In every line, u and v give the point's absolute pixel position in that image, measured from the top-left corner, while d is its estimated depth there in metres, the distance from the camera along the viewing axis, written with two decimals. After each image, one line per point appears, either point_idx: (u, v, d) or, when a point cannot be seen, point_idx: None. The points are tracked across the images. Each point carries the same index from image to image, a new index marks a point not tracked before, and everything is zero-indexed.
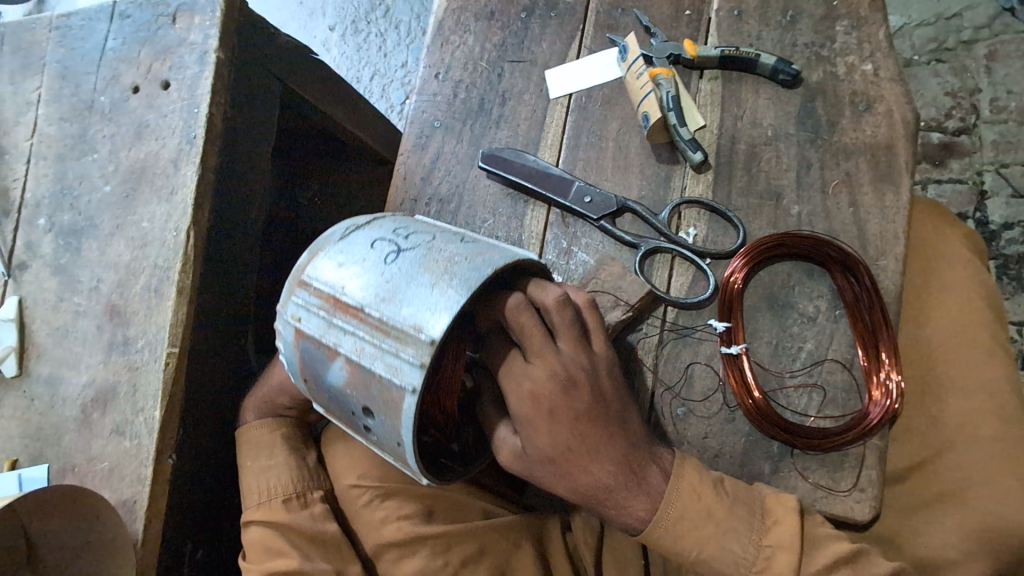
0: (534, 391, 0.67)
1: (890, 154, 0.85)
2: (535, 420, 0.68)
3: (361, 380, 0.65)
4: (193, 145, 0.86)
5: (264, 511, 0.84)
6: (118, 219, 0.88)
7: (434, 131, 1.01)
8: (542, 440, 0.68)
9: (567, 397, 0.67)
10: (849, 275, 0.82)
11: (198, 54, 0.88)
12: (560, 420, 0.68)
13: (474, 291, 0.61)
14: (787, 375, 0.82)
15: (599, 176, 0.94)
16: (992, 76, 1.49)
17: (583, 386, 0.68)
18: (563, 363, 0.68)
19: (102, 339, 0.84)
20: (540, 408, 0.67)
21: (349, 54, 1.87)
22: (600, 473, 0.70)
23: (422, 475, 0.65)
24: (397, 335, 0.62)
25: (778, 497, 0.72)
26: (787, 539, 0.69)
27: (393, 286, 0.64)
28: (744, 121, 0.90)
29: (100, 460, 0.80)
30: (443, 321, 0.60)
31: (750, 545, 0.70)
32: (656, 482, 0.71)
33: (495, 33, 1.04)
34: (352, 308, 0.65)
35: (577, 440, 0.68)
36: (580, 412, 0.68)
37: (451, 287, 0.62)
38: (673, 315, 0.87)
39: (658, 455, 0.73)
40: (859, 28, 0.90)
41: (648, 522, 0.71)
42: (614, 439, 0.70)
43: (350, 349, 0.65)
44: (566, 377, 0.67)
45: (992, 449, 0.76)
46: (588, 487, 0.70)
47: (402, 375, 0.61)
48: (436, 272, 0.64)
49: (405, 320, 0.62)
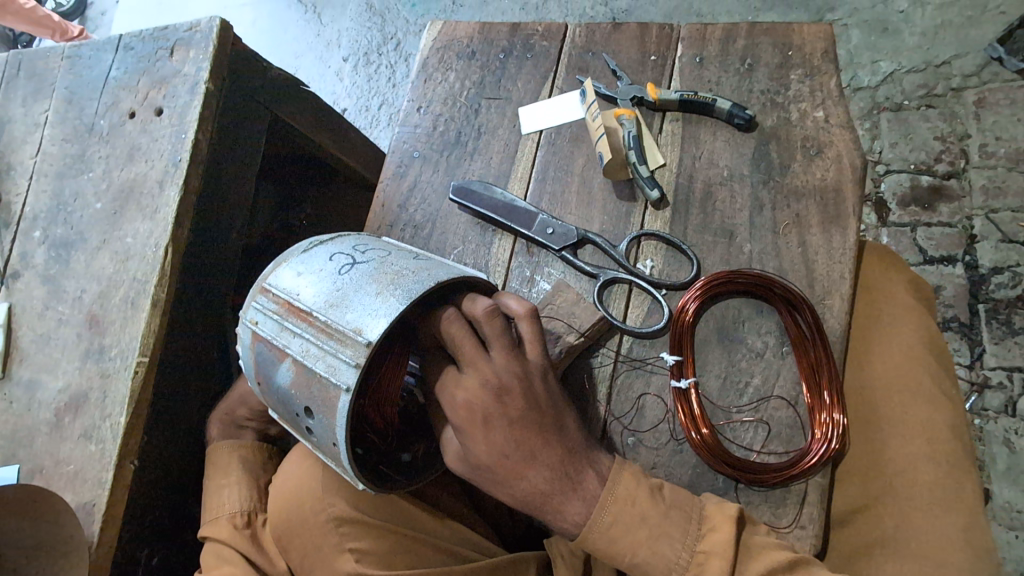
0: (468, 400, 0.67)
1: (839, 196, 0.88)
2: (470, 427, 0.67)
3: (304, 380, 0.67)
4: (178, 168, 0.92)
5: (214, 527, 0.83)
6: (105, 234, 0.94)
7: (413, 161, 1.06)
8: (479, 448, 0.68)
9: (500, 405, 0.67)
10: (791, 309, 0.84)
11: (190, 85, 0.95)
12: (495, 428, 0.67)
13: (414, 300, 0.65)
14: (734, 410, 0.83)
15: (563, 209, 0.98)
16: (980, 123, 1.51)
17: (516, 392, 0.67)
18: (495, 372, 0.67)
19: (80, 346, 0.89)
20: (474, 416, 0.67)
21: (360, 84, 1.96)
22: (535, 478, 0.69)
23: (357, 476, 0.66)
24: (339, 337, 0.65)
25: (718, 506, 0.70)
26: (721, 547, 0.67)
27: (342, 293, 0.68)
28: (702, 160, 0.94)
29: (66, 463, 0.84)
30: (382, 325, 0.63)
31: (684, 550, 0.68)
32: (592, 486, 0.70)
33: (474, 71, 1.11)
34: (303, 311, 0.68)
35: (513, 447, 0.68)
36: (513, 419, 0.67)
37: (393, 297, 0.65)
38: (627, 346, 0.89)
39: (595, 459, 0.72)
40: (813, 76, 0.95)
41: (582, 527, 0.70)
42: (550, 444, 0.69)
43: (297, 350, 0.68)
44: (498, 387, 0.67)
45: (929, 493, 0.77)
46: (524, 493, 0.69)
47: (340, 374, 0.64)
48: (382, 283, 0.67)
49: (348, 324, 0.65)
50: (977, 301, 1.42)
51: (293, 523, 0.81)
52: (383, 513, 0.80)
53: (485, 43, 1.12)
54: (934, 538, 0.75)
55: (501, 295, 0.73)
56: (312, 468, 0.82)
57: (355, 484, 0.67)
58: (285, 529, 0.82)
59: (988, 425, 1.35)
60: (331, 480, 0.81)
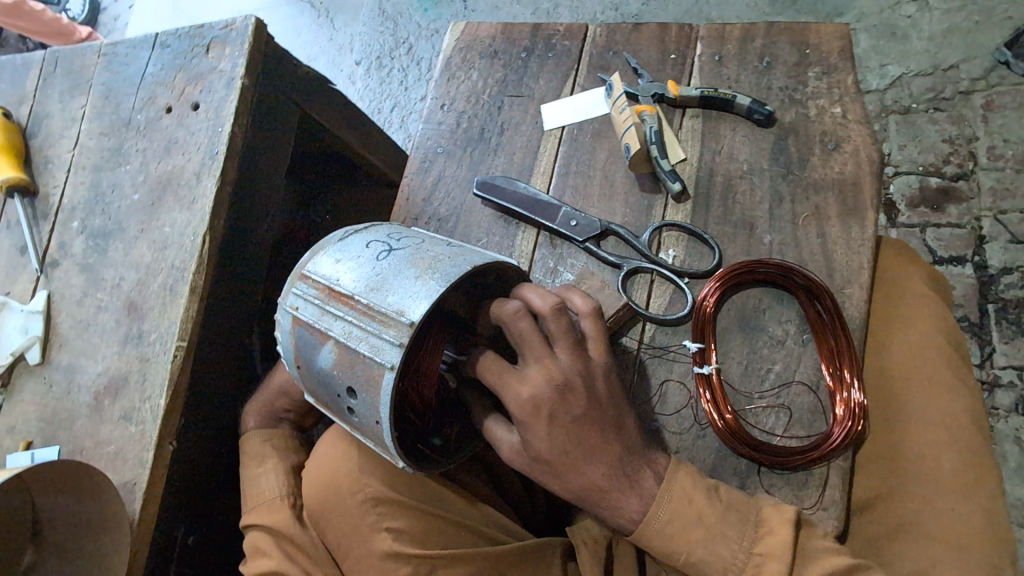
0: (533, 396, 0.69)
1: (856, 189, 0.91)
2: (534, 422, 0.69)
3: (346, 361, 0.69)
4: (215, 160, 0.95)
5: (257, 515, 0.87)
6: (143, 224, 0.97)
7: (437, 156, 1.09)
8: (540, 443, 0.70)
9: (563, 400, 0.69)
10: (812, 298, 0.86)
11: (226, 81, 0.98)
12: (559, 424, 0.70)
13: (453, 282, 0.67)
14: (756, 396, 0.85)
15: (586, 202, 1.01)
16: (988, 126, 1.54)
17: (579, 390, 0.70)
18: (561, 368, 0.70)
19: (119, 331, 0.92)
20: (540, 412, 0.69)
21: (373, 87, 2.00)
22: (593, 474, 0.71)
23: (398, 454, 0.68)
24: (381, 318, 0.67)
25: (776, 508, 0.71)
26: (778, 549, 0.69)
27: (382, 278, 0.70)
28: (722, 155, 0.97)
29: (107, 444, 0.86)
30: (424, 306, 0.66)
31: (740, 551, 0.70)
32: (649, 485, 0.73)
33: (497, 70, 1.14)
34: (344, 296, 0.71)
35: (574, 444, 0.70)
36: (577, 416, 0.70)
37: (432, 280, 0.68)
38: (650, 334, 0.91)
39: (652, 459, 0.74)
40: (830, 74, 0.98)
41: (639, 523, 0.73)
42: (609, 443, 0.71)
43: (339, 332, 0.70)
44: (562, 383, 0.69)
45: (950, 481, 0.79)
46: (580, 489, 0.72)
47: (383, 353, 0.66)
48: (421, 267, 0.70)
49: (390, 306, 0.67)
50: (986, 301, 1.44)
51: (330, 504, 0.84)
52: (418, 495, 0.82)
53: (507, 43, 1.15)
54: (957, 521, 0.77)
55: (566, 293, 0.78)
56: (347, 451, 0.85)
57: (395, 463, 0.70)
58: (322, 509, 0.85)
59: (1000, 423, 1.37)
60: (367, 461, 0.83)
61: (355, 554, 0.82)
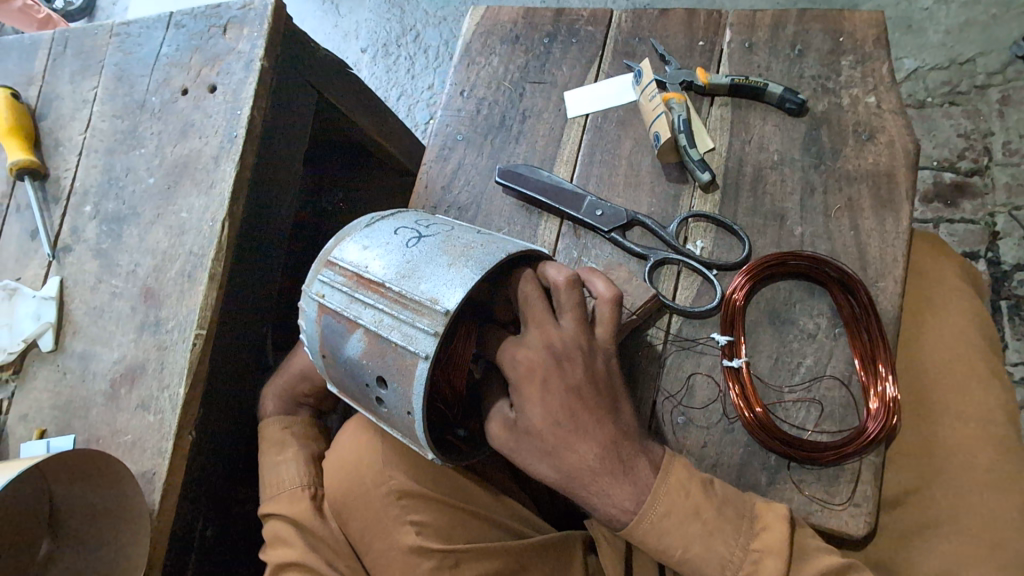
0: (528, 360, 0.69)
1: (891, 181, 0.89)
2: (527, 385, 0.69)
3: (377, 350, 0.67)
4: (234, 144, 0.93)
5: (277, 504, 0.86)
6: (159, 208, 0.94)
7: (457, 143, 1.07)
8: (534, 411, 0.69)
9: (558, 368, 0.69)
10: (846, 291, 0.85)
11: (245, 62, 0.96)
12: (552, 393, 0.69)
13: (489, 270, 0.66)
14: (786, 390, 0.84)
15: (611, 191, 0.99)
16: (1005, 121, 1.52)
17: (575, 359, 0.69)
18: (562, 337, 0.70)
19: (135, 319, 0.90)
20: (534, 375, 0.69)
21: (379, 75, 1.97)
22: (586, 453, 0.69)
23: (429, 445, 0.67)
24: (414, 306, 0.65)
25: (768, 504, 0.71)
26: (775, 544, 0.68)
27: (413, 265, 0.68)
28: (751, 145, 0.95)
29: (124, 433, 0.84)
30: (459, 294, 0.64)
31: (738, 547, 0.69)
32: (644, 473, 0.70)
33: (518, 56, 1.11)
34: (373, 283, 0.69)
35: (568, 416, 0.69)
36: (571, 387, 0.69)
37: (466, 267, 0.66)
38: (677, 326, 0.89)
39: (647, 448, 0.73)
40: (863, 63, 0.96)
41: (632, 515, 0.70)
42: (603, 422, 0.70)
43: (369, 321, 0.68)
44: (561, 351, 0.69)
45: (985, 478, 0.78)
46: (571, 468, 0.69)
47: (416, 342, 0.64)
48: (454, 254, 0.68)
49: (423, 294, 0.65)
50: (1000, 298, 1.43)
51: (351, 496, 0.83)
52: (441, 488, 0.81)
53: (528, 28, 1.13)
54: (988, 514, 0.76)
55: (588, 276, 0.76)
56: (369, 442, 0.83)
57: (425, 454, 0.69)
58: (344, 501, 0.83)
59: None
60: (391, 453, 0.82)
61: (377, 547, 0.81)
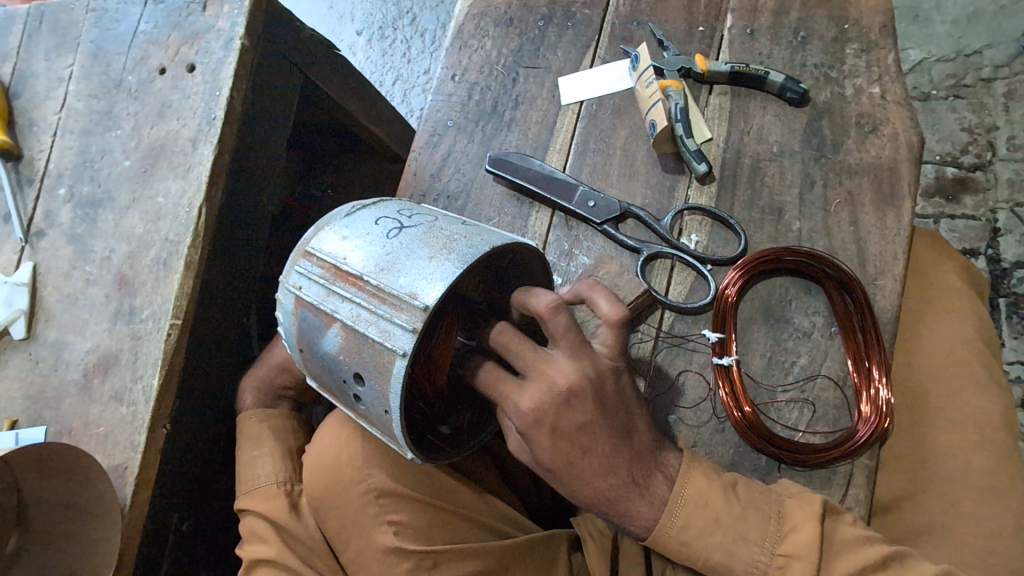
0: (534, 408, 0.63)
1: (893, 175, 0.86)
2: (537, 433, 0.64)
3: (354, 346, 0.65)
4: (212, 126, 0.89)
5: (252, 500, 0.83)
6: (135, 193, 0.91)
7: (447, 130, 1.03)
8: (544, 452, 0.65)
9: (568, 407, 0.64)
10: (842, 290, 0.82)
11: (224, 41, 0.92)
12: (564, 435, 0.64)
13: (470, 264, 0.63)
14: (779, 390, 0.82)
15: (604, 182, 0.96)
16: (1010, 115, 1.49)
17: (584, 396, 0.64)
18: (563, 373, 0.63)
19: (109, 307, 0.87)
20: (543, 424, 0.63)
21: (375, 58, 1.91)
22: (602, 485, 0.67)
23: (407, 445, 0.64)
24: (392, 301, 0.62)
25: (799, 501, 0.68)
26: (802, 548, 0.65)
27: (392, 257, 0.65)
28: (750, 136, 0.92)
29: (97, 425, 0.82)
30: (439, 289, 0.61)
31: (762, 553, 0.66)
32: (661, 490, 0.69)
33: (512, 39, 1.07)
34: (351, 276, 0.66)
35: (579, 454, 0.65)
36: (582, 425, 0.64)
37: (447, 261, 0.63)
38: (669, 322, 0.86)
39: (663, 463, 0.70)
40: (868, 51, 0.92)
41: (652, 531, 0.69)
42: (618, 451, 0.66)
43: (346, 315, 0.65)
44: (566, 391, 0.63)
45: (981, 483, 0.76)
46: (589, 499, 0.67)
47: (394, 339, 0.61)
48: (435, 247, 0.65)
49: (402, 288, 0.62)
50: (998, 295, 1.41)
51: (329, 492, 0.80)
52: (423, 485, 0.79)
53: (523, 10, 1.08)
54: (984, 521, 0.74)
55: (589, 293, 0.68)
56: (349, 439, 0.81)
57: (404, 454, 0.66)
58: (322, 500, 0.81)
59: None
60: (372, 450, 0.80)
61: (355, 545, 0.79)
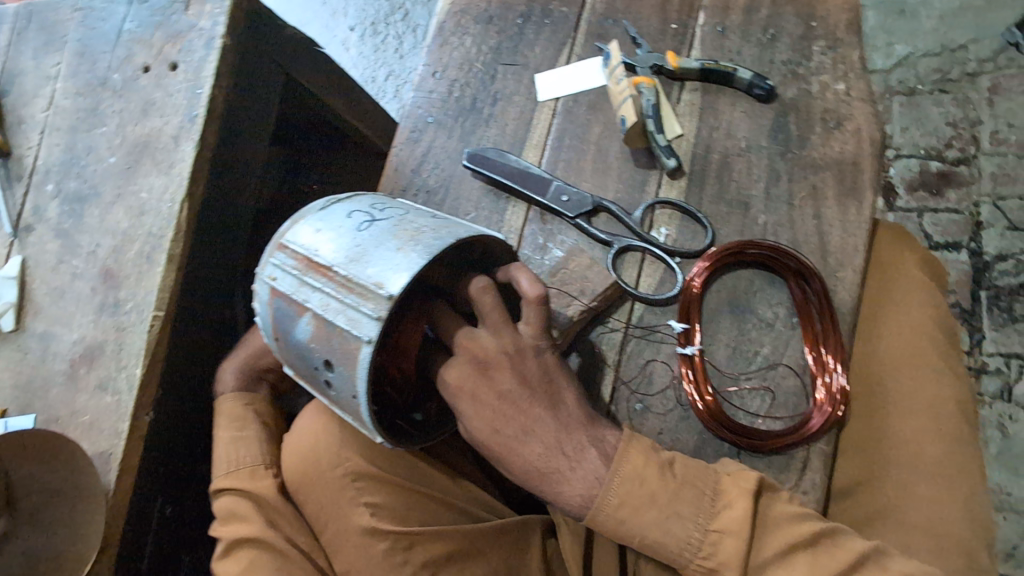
0: (456, 377, 0.72)
1: (856, 170, 0.89)
2: (460, 401, 0.72)
3: (324, 334, 0.67)
4: (194, 124, 0.91)
5: (234, 480, 0.84)
6: (120, 188, 0.93)
7: (428, 126, 1.05)
8: (471, 421, 0.72)
9: (488, 378, 0.71)
10: (801, 280, 0.85)
11: (206, 40, 0.94)
12: (483, 402, 0.71)
13: (435, 255, 0.65)
14: (742, 377, 0.84)
15: (577, 177, 0.98)
16: (993, 109, 1.50)
17: (503, 366, 0.71)
18: (483, 347, 0.72)
19: (95, 300, 0.89)
20: (464, 391, 0.72)
21: (367, 54, 1.93)
22: (530, 454, 0.71)
23: (375, 429, 0.67)
24: (359, 291, 0.65)
25: (734, 479, 0.70)
26: (736, 525, 0.67)
27: (361, 249, 0.68)
28: (720, 131, 0.94)
29: (82, 414, 0.84)
30: (403, 279, 0.63)
31: (696, 529, 0.69)
32: (593, 465, 0.71)
33: (491, 36, 1.09)
34: (322, 267, 0.68)
35: (501, 421, 0.71)
36: (501, 394, 0.71)
37: (414, 252, 0.65)
38: (639, 313, 0.89)
39: (600, 439, 0.73)
40: (835, 48, 0.94)
41: (588, 508, 0.71)
42: (545, 422, 0.72)
43: (316, 305, 0.68)
44: (482, 360, 0.72)
45: (937, 470, 0.79)
46: (523, 471, 0.72)
47: (360, 327, 0.64)
48: (402, 239, 0.67)
49: (369, 278, 0.65)
50: (980, 288, 1.43)
51: (307, 476, 0.83)
52: (399, 470, 0.82)
53: (503, 7, 1.10)
54: (935, 505, 0.77)
55: (514, 272, 0.71)
56: (327, 426, 0.84)
57: (373, 438, 0.69)
58: (301, 484, 0.84)
59: (983, 409, 1.38)
60: (348, 436, 0.82)
61: (333, 528, 0.82)
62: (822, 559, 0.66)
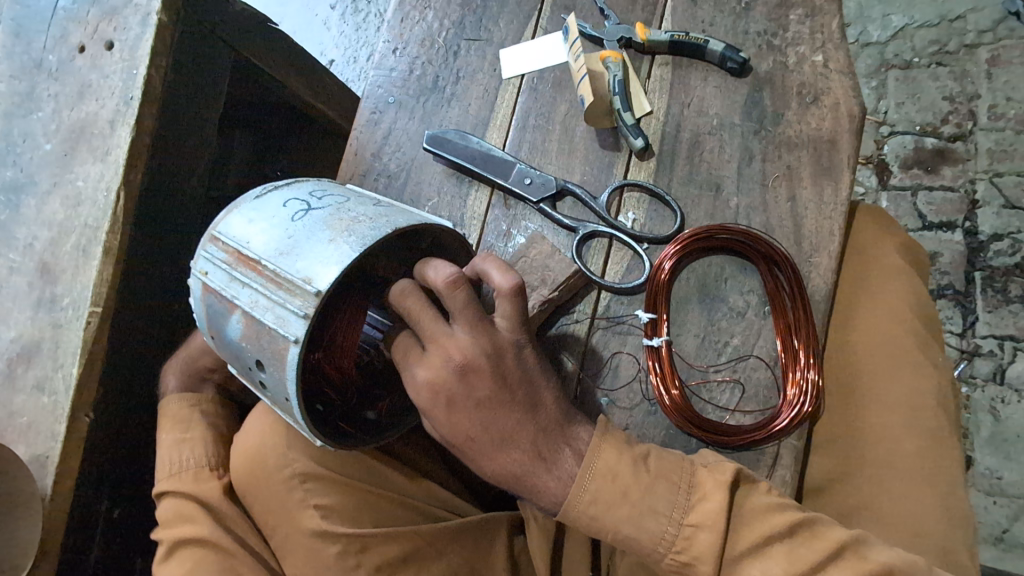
0: (429, 381, 0.64)
1: (832, 148, 0.83)
2: (434, 409, 0.65)
3: (254, 333, 0.63)
4: (130, 107, 0.86)
5: (177, 484, 0.81)
6: (56, 177, 0.88)
7: (388, 107, 0.99)
8: (444, 427, 0.66)
9: (466, 383, 0.64)
10: (772, 267, 0.80)
11: (141, 16, 0.88)
12: (459, 410, 0.65)
13: (370, 247, 0.60)
14: (711, 370, 0.80)
15: (543, 159, 0.93)
16: (992, 82, 1.43)
17: (480, 369, 0.64)
18: (458, 348, 0.63)
19: (32, 296, 0.85)
20: (439, 396, 0.64)
21: (348, 33, 1.85)
22: (507, 461, 0.66)
23: (310, 431, 0.63)
24: (288, 287, 0.60)
25: (710, 470, 0.64)
26: (710, 519, 0.62)
27: (292, 241, 0.63)
28: (690, 108, 0.88)
29: (20, 415, 0.81)
30: (333, 273, 0.59)
31: (670, 524, 0.63)
32: (568, 465, 0.66)
33: (453, 10, 1.02)
34: (252, 261, 0.64)
35: (480, 429, 0.65)
36: (480, 400, 0.65)
37: (346, 243, 0.61)
38: (605, 302, 0.85)
39: (572, 437, 0.68)
40: (813, 17, 0.88)
41: (562, 507, 0.66)
42: (522, 424, 0.66)
43: (246, 301, 0.63)
44: (460, 364, 0.63)
45: (914, 466, 0.74)
46: (497, 475, 0.67)
47: (288, 325, 0.60)
48: (336, 230, 0.62)
49: (297, 273, 0.60)
50: (973, 269, 1.38)
51: (255, 478, 0.79)
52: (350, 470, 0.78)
53: None
54: (911, 503, 0.73)
55: (483, 263, 0.66)
56: (274, 425, 0.80)
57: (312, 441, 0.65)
58: (250, 486, 0.80)
59: (975, 393, 1.34)
60: (296, 437, 0.79)
61: (282, 531, 0.79)
62: (800, 554, 0.61)
